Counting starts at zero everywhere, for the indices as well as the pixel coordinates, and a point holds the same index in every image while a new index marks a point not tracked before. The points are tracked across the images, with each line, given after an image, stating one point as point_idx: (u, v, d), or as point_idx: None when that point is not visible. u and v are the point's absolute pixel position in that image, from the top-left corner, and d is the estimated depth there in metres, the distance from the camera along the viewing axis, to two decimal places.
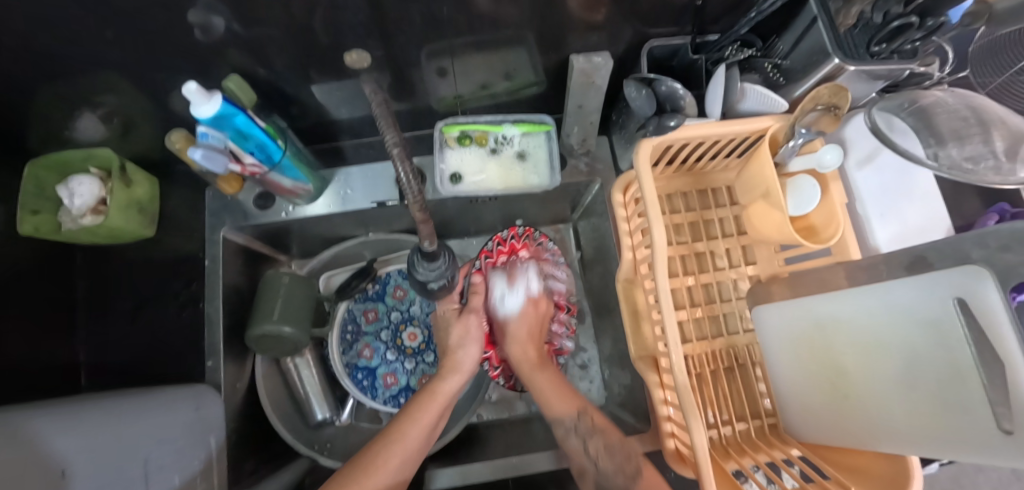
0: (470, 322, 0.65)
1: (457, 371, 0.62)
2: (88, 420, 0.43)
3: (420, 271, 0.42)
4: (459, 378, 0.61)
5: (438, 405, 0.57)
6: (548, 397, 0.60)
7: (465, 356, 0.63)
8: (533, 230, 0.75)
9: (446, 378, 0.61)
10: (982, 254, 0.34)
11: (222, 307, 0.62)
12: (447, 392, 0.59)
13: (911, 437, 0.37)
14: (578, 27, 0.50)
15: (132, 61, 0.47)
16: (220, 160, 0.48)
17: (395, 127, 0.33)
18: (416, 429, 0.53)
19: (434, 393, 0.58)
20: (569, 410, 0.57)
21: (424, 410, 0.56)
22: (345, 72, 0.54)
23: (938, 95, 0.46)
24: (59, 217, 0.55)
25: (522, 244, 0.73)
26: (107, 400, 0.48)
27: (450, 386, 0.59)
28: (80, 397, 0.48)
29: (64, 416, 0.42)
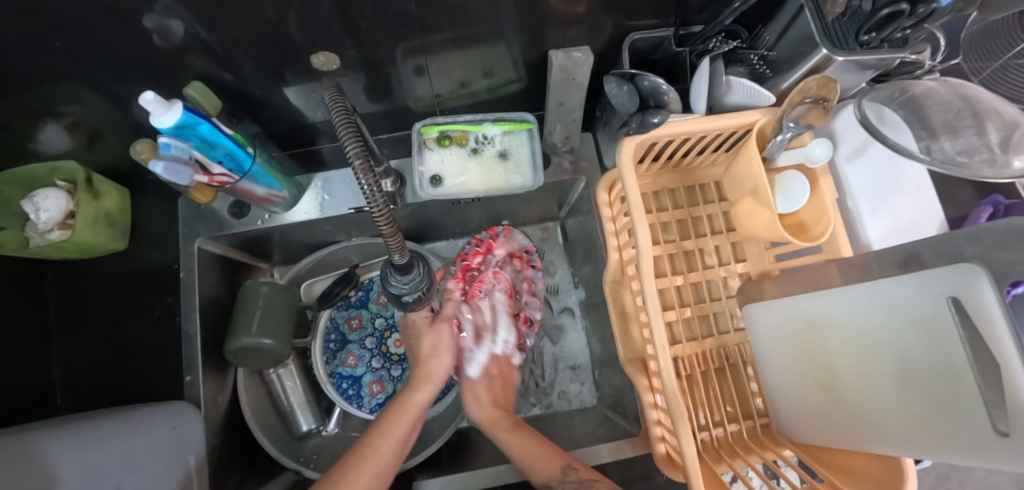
0: (441, 331, 0.60)
1: (428, 381, 0.59)
2: (55, 448, 0.41)
3: (393, 285, 0.39)
4: (428, 389, 0.58)
5: (408, 419, 0.56)
6: (533, 463, 0.54)
7: (438, 365, 0.60)
8: (511, 229, 0.74)
9: (416, 388, 0.58)
10: (977, 252, 0.33)
11: (199, 322, 0.60)
12: (417, 404, 0.57)
13: (905, 438, 0.35)
14: (557, 21, 0.48)
15: (90, 70, 0.45)
16: (184, 172, 0.46)
17: (357, 137, 0.31)
18: (386, 447, 0.52)
19: (404, 406, 0.56)
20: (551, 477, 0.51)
21: (391, 427, 0.54)
22: (317, 74, 0.52)
23: (930, 84, 0.44)
24: (26, 233, 0.53)
25: (498, 243, 0.72)
26: (68, 427, 0.45)
27: (420, 397, 0.58)
28: (53, 421, 0.46)
29: (24, 447, 0.39)
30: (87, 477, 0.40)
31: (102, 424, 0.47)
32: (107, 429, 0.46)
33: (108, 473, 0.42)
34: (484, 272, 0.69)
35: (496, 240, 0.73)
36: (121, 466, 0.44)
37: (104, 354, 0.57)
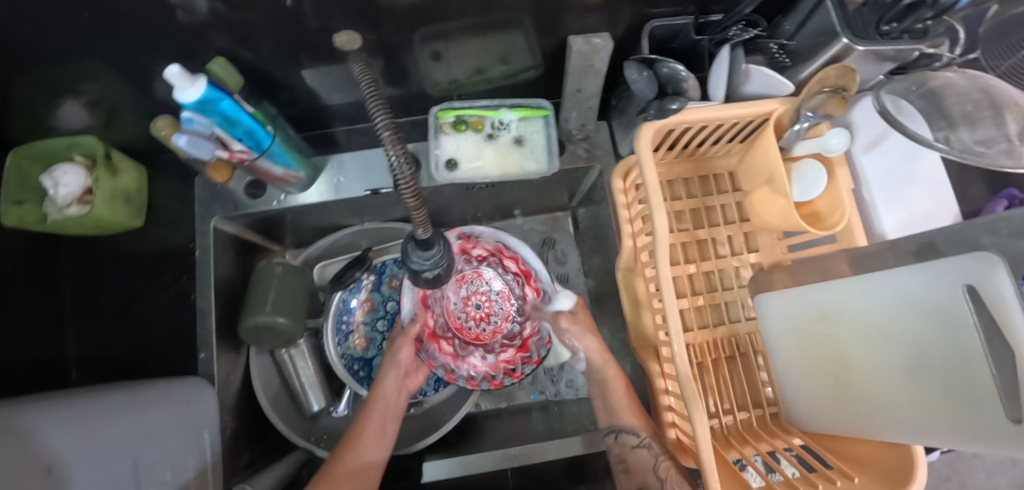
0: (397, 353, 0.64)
1: (390, 380, 0.62)
2: (43, 425, 0.38)
3: (414, 261, 0.39)
4: (398, 378, 0.63)
5: (378, 414, 0.59)
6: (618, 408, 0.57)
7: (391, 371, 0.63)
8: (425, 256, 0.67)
9: (381, 386, 0.61)
10: (994, 241, 0.33)
11: (215, 299, 0.60)
12: (381, 396, 0.60)
13: (915, 425, 0.36)
14: (576, 8, 0.48)
15: (111, 48, 0.45)
16: (205, 147, 0.47)
17: (386, 110, 0.31)
18: (368, 450, 0.55)
19: (370, 406, 0.59)
20: (640, 426, 0.54)
21: (370, 429, 0.57)
22: (335, 55, 0.52)
23: (950, 76, 0.45)
24: (44, 207, 0.53)
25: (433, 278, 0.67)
26: (50, 406, 0.41)
27: (385, 391, 0.61)
28: (40, 398, 0.44)
29: (12, 421, 0.36)
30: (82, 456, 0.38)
31: (120, 396, 0.47)
32: (99, 408, 0.44)
33: (105, 453, 0.40)
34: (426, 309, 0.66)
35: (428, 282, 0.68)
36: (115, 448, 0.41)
37: (120, 330, 0.57)
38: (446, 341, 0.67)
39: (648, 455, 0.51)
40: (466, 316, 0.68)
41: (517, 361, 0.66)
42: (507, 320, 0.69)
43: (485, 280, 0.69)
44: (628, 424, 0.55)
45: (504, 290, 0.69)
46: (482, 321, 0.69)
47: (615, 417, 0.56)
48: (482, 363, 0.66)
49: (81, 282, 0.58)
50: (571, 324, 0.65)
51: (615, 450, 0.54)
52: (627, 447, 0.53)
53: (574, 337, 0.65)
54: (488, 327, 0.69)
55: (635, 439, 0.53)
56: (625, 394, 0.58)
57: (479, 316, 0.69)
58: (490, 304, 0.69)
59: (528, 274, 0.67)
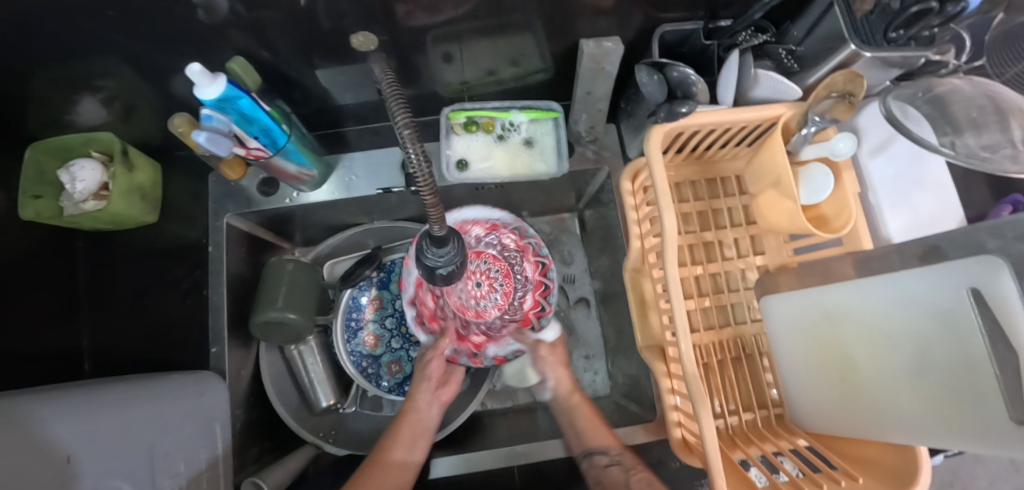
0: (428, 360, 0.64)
1: (424, 394, 0.62)
2: (50, 417, 0.38)
3: (429, 257, 0.40)
4: (430, 392, 0.62)
5: (409, 427, 0.59)
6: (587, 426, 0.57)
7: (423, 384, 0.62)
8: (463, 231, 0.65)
9: (415, 396, 0.61)
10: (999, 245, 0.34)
11: (227, 295, 0.61)
12: (415, 412, 0.60)
13: (919, 424, 0.37)
14: (587, 12, 0.49)
15: (131, 45, 0.46)
16: (224, 144, 0.47)
17: (406, 110, 0.32)
18: (400, 448, 0.56)
19: (404, 416, 0.60)
20: (611, 444, 0.54)
21: (403, 436, 0.58)
22: (349, 55, 0.52)
23: (956, 82, 0.45)
24: (61, 202, 0.54)
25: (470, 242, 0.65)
26: (56, 396, 0.42)
27: (419, 404, 0.61)
28: (47, 388, 0.44)
29: (26, 414, 0.37)
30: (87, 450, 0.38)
31: (133, 386, 0.47)
32: (106, 399, 0.44)
33: None
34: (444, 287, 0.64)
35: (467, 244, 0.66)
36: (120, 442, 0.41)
37: (132, 323, 0.58)
38: (475, 335, 0.66)
39: (619, 472, 0.51)
40: (469, 298, 0.63)
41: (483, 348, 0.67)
42: (495, 310, 0.64)
43: (495, 265, 0.64)
44: (601, 444, 0.55)
45: (505, 277, 0.65)
46: (482, 299, 0.64)
47: (586, 440, 0.55)
48: (473, 342, 0.66)
49: (94, 276, 0.59)
50: (551, 355, 0.66)
51: (589, 474, 0.53)
52: (599, 467, 0.52)
53: (545, 368, 0.65)
54: (490, 305, 0.64)
55: (606, 458, 0.53)
56: (592, 417, 0.58)
57: (480, 295, 0.63)
58: (490, 282, 0.63)
59: (539, 285, 0.66)
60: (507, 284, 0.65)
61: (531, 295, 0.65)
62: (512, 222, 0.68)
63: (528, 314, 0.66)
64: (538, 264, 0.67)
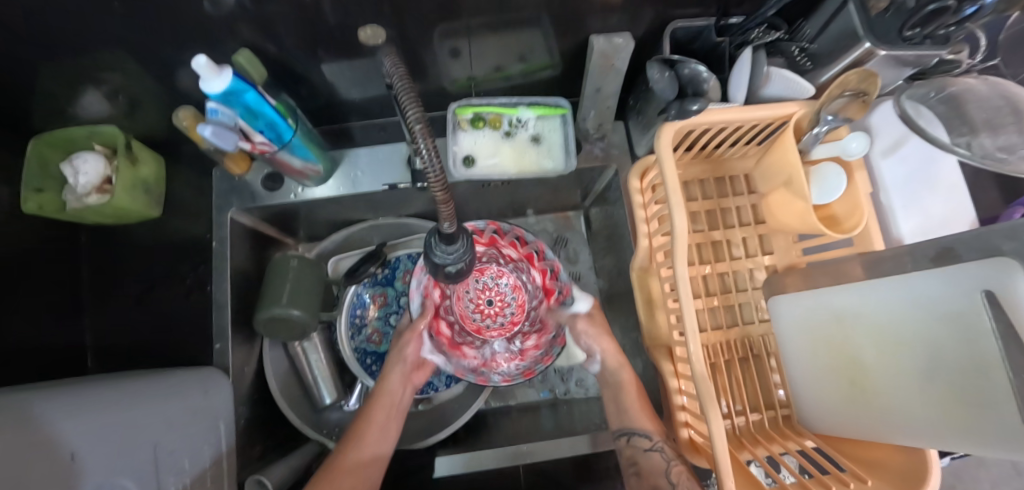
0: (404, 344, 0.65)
1: (398, 373, 0.64)
2: (49, 410, 0.37)
3: (437, 255, 0.39)
4: (402, 374, 0.64)
5: (383, 408, 0.61)
6: (628, 409, 0.58)
7: (396, 369, 0.64)
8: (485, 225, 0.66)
9: (387, 380, 0.63)
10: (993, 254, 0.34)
11: (229, 290, 0.60)
12: (388, 392, 0.62)
13: (930, 427, 0.36)
14: (597, 8, 0.48)
15: (135, 38, 0.45)
16: (230, 138, 0.46)
17: (418, 104, 0.32)
18: (370, 446, 0.57)
19: (376, 399, 0.61)
20: (653, 429, 0.56)
21: (376, 422, 0.59)
22: (357, 50, 0.52)
23: (971, 82, 0.45)
24: (63, 196, 0.54)
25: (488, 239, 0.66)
26: (54, 391, 0.41)
27: (392, 385, 0.63)
28: (48, 385, 0.43)
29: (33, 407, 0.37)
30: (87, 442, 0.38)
31: (135, 384, 0.47)
32: (107, 392, 0.43)
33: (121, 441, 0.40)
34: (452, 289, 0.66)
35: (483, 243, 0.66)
36: (121, 435, 0.41)
37: (136, 319, 0.58)
38: (468, 347, 0.66)
39: (660, 458, 0.53)
40: (481, 316, 0.68)
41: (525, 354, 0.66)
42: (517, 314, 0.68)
43: (511, 291, 0.69)
44: (642, 427, 0.56)
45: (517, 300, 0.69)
46: (495, 316, 0.68)
47: (627, 419, 0.57)
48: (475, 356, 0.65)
49: (97, 271, 0.59)
50: (591, 325, 0.65)
51: (625, 453, 0.56)
52: (639, 449, 0.54)
53: (591, 340, 0.65)
54: (503, 323, 0.68)
55: (647, 442, 0.55)
56: (638, 397, 0.59)
57: (494, 312, 0.68)
58: (501, 300, 0.68)
59: (552, 291, 0.68)
60: (523, 297, 0.68)
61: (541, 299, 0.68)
62: (507, 230, 0.67)
63: (546, 285, 0.68)
64: (544, 268, 0.68)
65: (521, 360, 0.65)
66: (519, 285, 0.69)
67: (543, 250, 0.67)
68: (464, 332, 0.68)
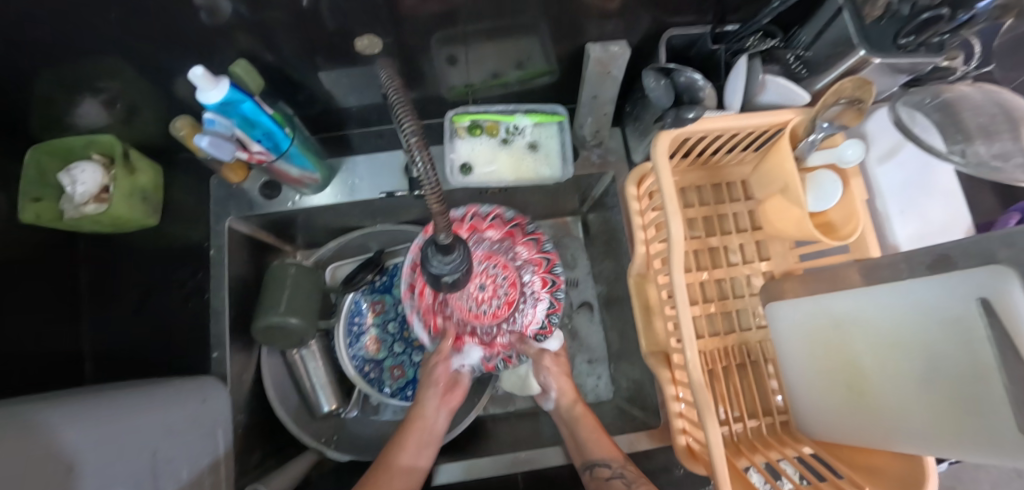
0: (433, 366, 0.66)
1: (432, 394, 0.64)
2: (50, 421, 0.37)
3: (434, 265, 0.40)
4: (436, 398, 0.63)
5: (417, 433, 0.60)
6: (587, 439, 0.56)
7: (428, 393, 0.64)
8: (478, 207, 0.67)
9: (423, 405, 0.62)
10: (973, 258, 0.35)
11: (228, 298, 0.60)
12: (423, 414, 0.62)
13: (927, 434, 0.36)
14: (593, 16, 0.49)
15: (134, 47, 0.46)
16: (227, 148, 0.47)
17: (413, 116, 0.32)
18: (407, 454, 0.57)
19: (412, 421, 0.61)
20: (611, 456, 0.54)
21: (411, 441, 0.59)
22: (354, 58, 0.52)
23: (965, 89, 0.45)
24: (61, 205, 0.54)
25: (485, 223, 0.67)
26: (53, 400, 0.41)
27: (427, 407, 0.62)
28: (46, 395, 0.43)
29: (32, 416, 0.37)
30: (88, 454, 0.38)
31: (133, 393, 0.47)
32: (106, 404, 0.43)
33: (121, 450, 0.40)
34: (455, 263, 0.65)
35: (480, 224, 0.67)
36: (121, 446, 0.41)
37: (134, 327, 0.58)
38: (469, 336, 0.66)
39: (622, 485, 0.50)
40: (475, 302, 0.65)
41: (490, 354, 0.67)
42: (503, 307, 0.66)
43: (502, 272, 0.66)
44: (602, 455, 0.54)
45: (511, 285, 0.66)
46: (485, 301, 0.65)
47: (590, 450, 0.55)
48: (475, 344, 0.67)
49: (95, 279, 0.59)
50: (553, 363, 0.67)
51: (591, 486, 0.51)
52: (600, 480, 0.51)
53: (548, 377, 0.66)
54: (490, 311, 0.66)
55: (608, 470, 0.52)
56: (595, 430, 0.58)
57: (485, 297, 0.65)
58: (494, 287, 0.66)
59: (540, 263, 0.67)
60: (512, 274, 0.66)
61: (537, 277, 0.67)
62: (485, 213, 0.67)
63: (541, 274, 0.67)
64: (532, 246, 0.68)
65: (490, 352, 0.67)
66: (507, 265, 0.67)
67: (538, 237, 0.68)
68: (462, 323, 0.66)
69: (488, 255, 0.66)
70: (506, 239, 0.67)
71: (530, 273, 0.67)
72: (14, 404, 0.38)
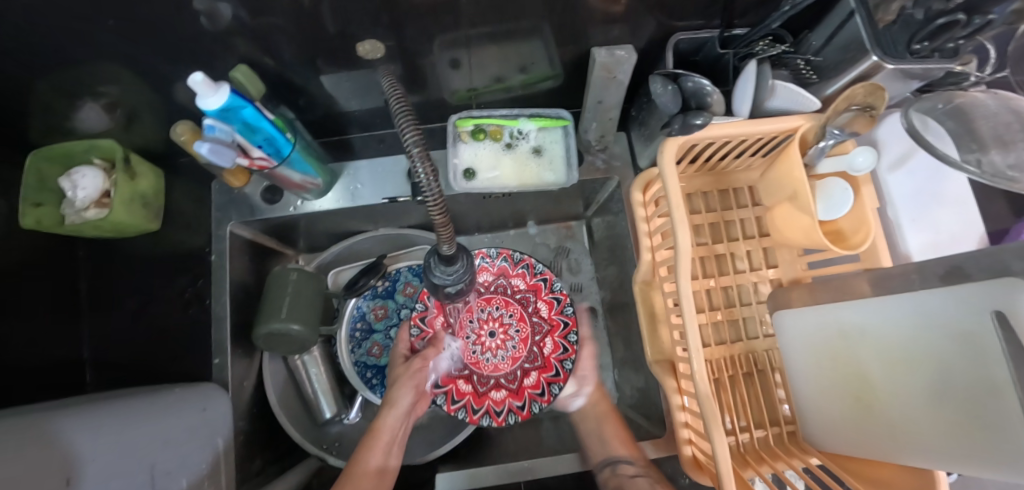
0: (411, 367, 0.66)
1: (394, 405, 0.63)
2: (56, 429, 0.38)
3: (437, 274, 0.40)
4: (400, 413, 0.62)
5: (383, 441, 0.59)
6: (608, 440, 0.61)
7: (401, 393, 0.64)
8: (486, 250, 0.74)
9: (385, 414, 0.62)
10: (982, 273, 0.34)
11: (229, 304, 0.60)
12: (388, 426, 0.61)
13: (937, 450, 0.34)
14: (598, 20, 0.48)
15: (132, 52, 0.45)
16: (227, 155, 0.46)
17: (414, 122, 0.32)
18: (375, 455, 0.57)
19: (377, 433, 0.60)
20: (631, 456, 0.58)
21: (377, 443, 0.59)
22: (355, 62, 0.51)
23: (979, 96, 0.43)
24: (62, 210, 0.53)
25: (494, 266, 0.74)
26: (51, 410, 0.41)
27: (389, 419, 0.61)
28: (45, 404, 0.43)
29: (27, 429, 0.36)
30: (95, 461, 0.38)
31: (133, 402, 0.46)
32: (106, 411, 0.43)
33: (120, 461, 0.40)
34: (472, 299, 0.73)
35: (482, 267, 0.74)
36: (125, 453, 0.41)
37: (135, 333, 0.58)
38: (463, 381, 0.70)
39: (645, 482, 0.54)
40: (481, 348, 0.72)
41: (544, 384, 0.70)
42: (523, 343, 0.72)
43: (507, 311, 0.73)
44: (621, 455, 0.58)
45: (520, 321, 0.72)
46: (498, 351, 0.72)
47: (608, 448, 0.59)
48: (504, 395, 0.70)
49: (97, 285, 0.58)
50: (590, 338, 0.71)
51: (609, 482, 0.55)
52: (624, 476, 0.55)
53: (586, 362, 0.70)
54: (506, 357, 0.71)
55: (630, 469, 0.56)
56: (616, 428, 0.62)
57: (494, 348, 0.72)
58: (504, 331, 0.72)
59: (540, 289, 0.73)
60: (518, 310, 0.73)
61: (539, 302, 0.73)
62: (494, 255, 0.74)
63: (539, 291, 0.73)
64: (527, 274, 0.73)
65: (546, 372, 0.70)
66: (507, 303, 0.74)
67: (527, 260, 0.73)
68: (461, 363, 0.72)
69: (494, 299, 0.73)
70: (500, 273, 0.74)
71: (533, 307, 0.73)
72: (20, 414, 0.39)
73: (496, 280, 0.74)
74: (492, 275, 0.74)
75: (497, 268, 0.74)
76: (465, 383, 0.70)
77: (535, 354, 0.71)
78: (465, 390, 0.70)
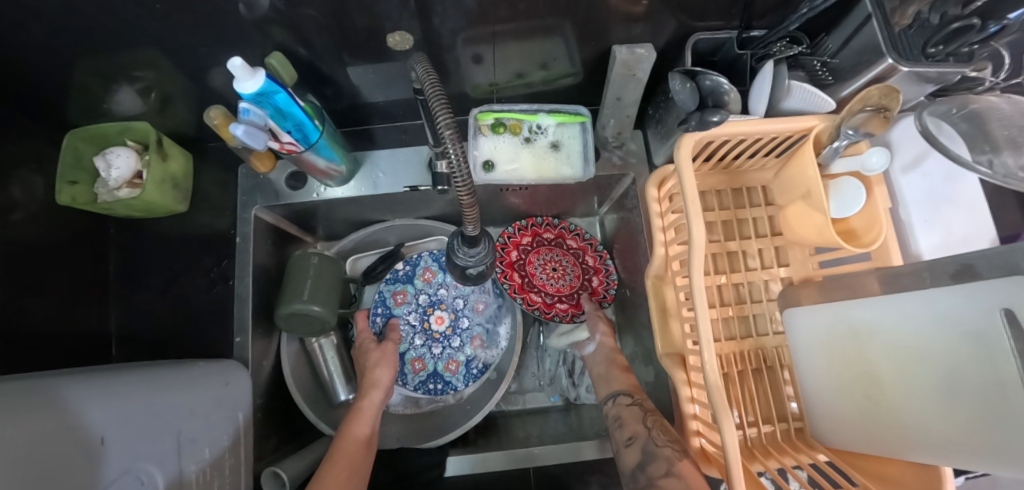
0: (386, 347, 0.70)
1: (377, 387, 0.64)
2: (71, 391, 0.39)
3: (461, 255, 0.47)
4: (379, 395, 0.64)
5: (368, 417, 0.60)
6: None
7: (383, 372, 0.66)
8: (569, 222, 0.78)
9: (367, 395, 0.63)
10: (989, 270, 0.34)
11: (252, 285, 0.62)
12: (370, 406, 0.62)
13: (953, 448, 0.34)
14: (620, 19, 0.49)
15: (173, 37, 0.47)
16: (260, 137, 0.49)
17: (447, 110, 0.35)
18: (364, 423, 0.59)
19: (359, 411, 0.61)
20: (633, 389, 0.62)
21: (359, 418, 0.60)
22: (382, 54, 0.53)
23: (994, 100, 0.45)
24: (95, 189, 0.55)
25: (571, 236, 0.77)
26: (79, 375, 0.42)
27: (370, 400, 0.63)
28: (75, 370, 0.44)
29: (57, 393, 0.37)
30: (114, 426, 0.39)
31: (159, 372, 0.48)
32: (126, 377, 0.45)
33: (147, 428, 0.42)
34: (548, 245, 0.76)
35: (568, 234, 0.77)
36: (152, 421, 0.42)
37: (160, 310, 0.60)
38: (517, 275, 0.73)
39: (637, 410, 0.58)
40: (545, 273, 0.75)
41: (573, 311, 0.74)
42: (569, 287, 0.75)
43: (569, 263, 0.76)
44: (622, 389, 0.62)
45: (574, 269, 0.76)
46: (559, 279, 0.75)
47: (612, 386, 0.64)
48: (539, 300, 0.73)
49: (125, 262, 0.61)
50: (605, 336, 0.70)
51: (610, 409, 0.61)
52: (621, 404, 0.60)
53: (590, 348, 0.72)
54: (563, 283, 0.75)
55: (628, 399, 0.61)
56: None
57: (556, 276, 0.75)
58: (564, 269, 0.76)
59: (599, 269, 0.76)
60: (575, 267, 0.76)
61: (594, 277, 0.76)
62: (586, 237, 0.77)
63: (597, 267, 0.76)
64: (598, 256, 0.76)
65: (577, 310, 0.74)
66: (577, 261, 0.76)
67: (597, 244, 0.77)
68: (522, 265, 0.74)
69: (568, 255, 0.76)
70: (580, 250, 0.77)
71: (590, 274, 0.76)
72: (38, 376, 0.40)
73: (580, 253, 0.77)
74: (577, 242, 0.77)
75: (574, 237, 0.77)
76: (516, 275, 0.73)
77: (580, 292, 0.75)
78: (512, 276, 0.73)
